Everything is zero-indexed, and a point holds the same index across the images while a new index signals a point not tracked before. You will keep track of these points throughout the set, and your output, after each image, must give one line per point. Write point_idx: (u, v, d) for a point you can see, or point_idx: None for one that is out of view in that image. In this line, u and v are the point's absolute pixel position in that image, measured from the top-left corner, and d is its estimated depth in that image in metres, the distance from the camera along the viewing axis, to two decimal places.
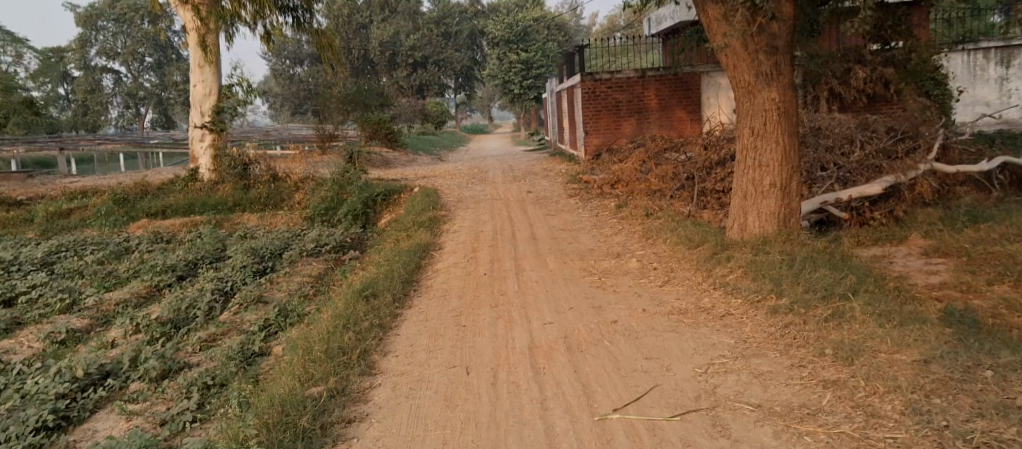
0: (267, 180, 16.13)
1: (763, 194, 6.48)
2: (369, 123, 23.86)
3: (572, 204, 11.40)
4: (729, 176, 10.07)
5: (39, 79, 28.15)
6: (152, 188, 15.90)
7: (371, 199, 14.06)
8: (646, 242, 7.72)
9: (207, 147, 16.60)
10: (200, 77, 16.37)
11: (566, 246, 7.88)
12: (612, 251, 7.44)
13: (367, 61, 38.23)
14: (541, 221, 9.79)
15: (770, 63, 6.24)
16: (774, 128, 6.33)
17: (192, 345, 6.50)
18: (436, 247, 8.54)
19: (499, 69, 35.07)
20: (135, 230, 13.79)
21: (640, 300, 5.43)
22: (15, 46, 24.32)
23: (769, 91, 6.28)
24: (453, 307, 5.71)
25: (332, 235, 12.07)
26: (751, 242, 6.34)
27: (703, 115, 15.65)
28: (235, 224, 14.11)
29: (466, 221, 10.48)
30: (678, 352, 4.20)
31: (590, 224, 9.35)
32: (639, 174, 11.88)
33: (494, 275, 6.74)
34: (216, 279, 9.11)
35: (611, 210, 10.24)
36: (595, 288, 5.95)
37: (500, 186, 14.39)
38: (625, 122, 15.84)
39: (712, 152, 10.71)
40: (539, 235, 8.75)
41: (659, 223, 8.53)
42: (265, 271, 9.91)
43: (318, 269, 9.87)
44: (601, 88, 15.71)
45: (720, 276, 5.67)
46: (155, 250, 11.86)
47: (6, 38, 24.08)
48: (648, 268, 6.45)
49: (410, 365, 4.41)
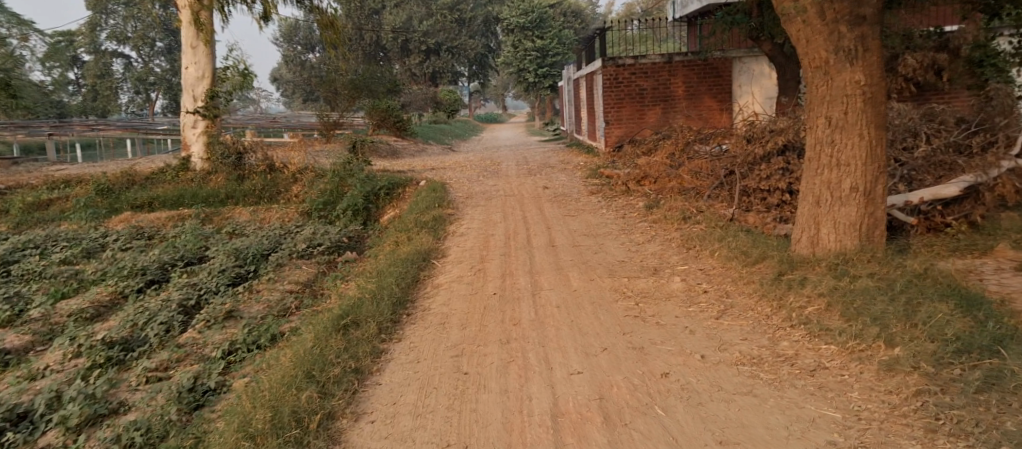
0: (263, 171, 14.97)
1: (841, 200, 5.15)
2: (377, 111, 22.64)
3: (594, 203, 10.14)
4: (775, 174, 8.77)
5: (46, 63, 27.17)
6: (140, 178, 14.83)
7: (372, 193, 12.87)
8: (686, 254, 6.48)
9: (200, 134, 15.46)
10: (192, 59, 15.22)
11: (590, 258, 6.64)
12: (647, 265, 6.20)
13: (379, 47, 36.96)
14: (560, 223, 8.58)
15: (855, 35, 4.89)
16: (858, 118, 4.99)
17: (135, 377, 5.41)
18: (437, 254, 7.33)
19: (514, 56, 33.68)
20: (116, 223, 12.72)
21: (694, 341, 4.20)
22: (22, 28, 23.55)
23: (852, 71, 4.95)
24: (452, 344, 4.51)
25: (327, 233, 10.94)
26: (824, 261, 5.07)
27: (735, 104, 14.30)
28: (225, 219, 12.99)
29: (474, 222, 9.26)
30: (765, 433, 3.01)
31: (616, 228, 8.11)
32: (669, 169, 10.60)
33: (504, 296, 5.53)
34: (189, 286, 8.00)
35: (639, 211, 8.99)
36: (632, 318, 4.73)
37: (514, 180, 13.18)
38: (648, 111, 14.52)
39: (754, 146, 9.41)
40: (558, 242, 7.52)
41: (698, 230, 7.27)
42: (245, 277, 8.80)
43: (307, 275, 8.74)
44: (624, 75, 14.41)
45: (794, 309, 4.41)
46: (132, 248, 10.78)
47: (12, 20, 23.27)
48: (695, 291, 5.20)
49: (386, 442, 3.24)
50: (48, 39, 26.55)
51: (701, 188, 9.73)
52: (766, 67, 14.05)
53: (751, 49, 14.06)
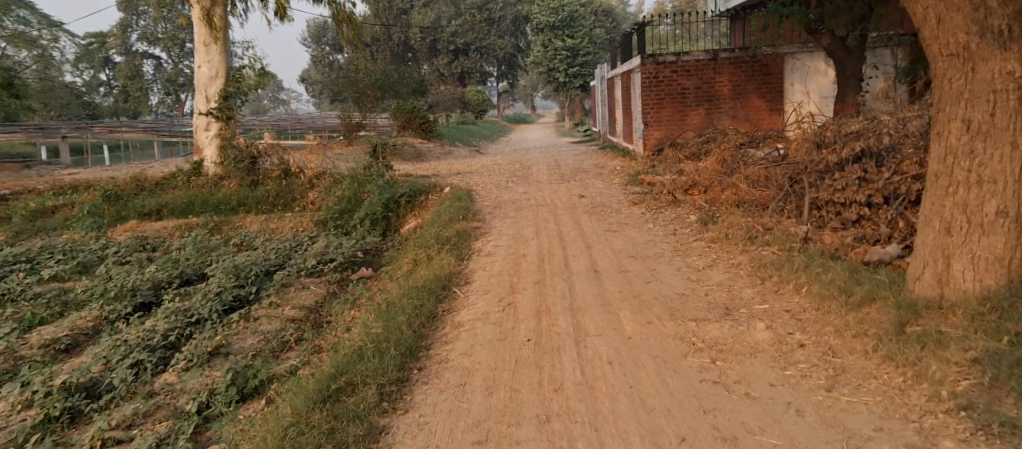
0: (277, 176, 14.09)
1: (983, 227, 3.93)
2: (402, 112, 21.79)
3: (637, 216, 9.02)
4: (850, 185, 7.54)
5: (77, 62, 26.91)
6: (149, 184, 14.10)
7: (392, 201, 11.86)
8: (761, 286, 5.30)
9: (213, 137, 14.63)
10: (205, 58, 14.40)
11: (643, 290, 5.52)
12: (714, 302, 5.04)
13: (408, 47, 36.19)
14: (601, 242, 7.48)
15: (1011, 10, 3.69)
16: (1009, 121, 3.81)
17: (88, 440, 4.59)
18: (459, 281, 6.28)
19: (543, 55, 32.58)
20: (119, 233, 11.92)
21: (807, 433, 3.10)
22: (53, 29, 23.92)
23: (1003, 59, 3.76)
24: (475, 421, 3.47)
25: (341, 246, 9.98)
26: (958, 306, 3.89)
27: (788, 104, 12.98)
28: (235, 229, 12.11)
29: (503, 237, 8.18)
30: None
31: (668, 249, 6.94)
32: (722, 177, 9.43)
33: (540, 345, 4.46)
34: (177, 314, 7.09)
35: (692, 227, 7.84)
36: (709, 386, 3.62)
37: (546, 187, 12.09)
38: (691, 112, 13.28)
39: (824, 153, 8.20)
40: (601, 266, 6.39)
41: (769, 255, 6.09)
42: (244, 300, 7.87)
43: (313, 298, 7.79)
44: (664, 73, 13.20)
45: (941, 383, 3.26)
46: (130, 263, 9.93)
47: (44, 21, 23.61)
48: (788, 343, 4.05)
49: None
50: (79, 39, 26.32)
51: (762, 199, 8.42)
52: (821, 62, 12.60)
53: (805, 43, 12.72)
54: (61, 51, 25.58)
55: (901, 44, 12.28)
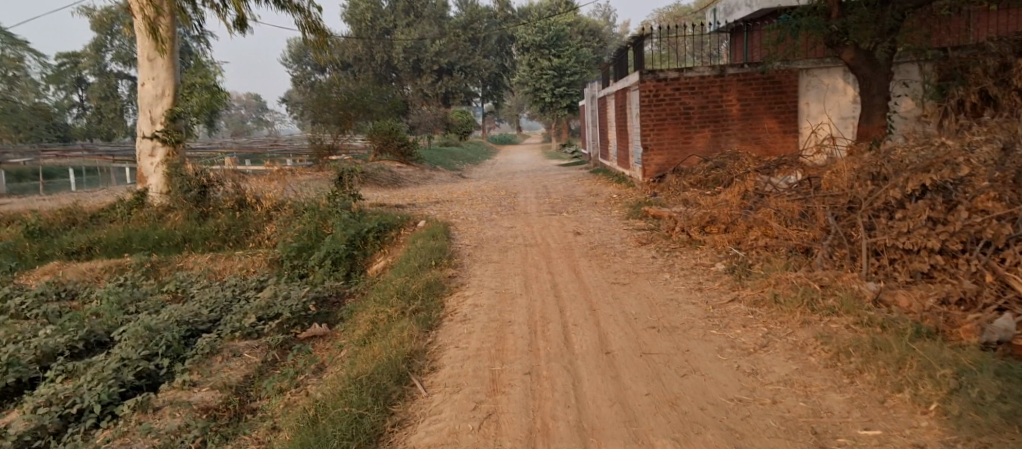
0: (230, 207, 12.26)
1: None
2: (379, 134, 20.10)
3: (648, 261, 7.40)
4: (919, 227, 5.94)
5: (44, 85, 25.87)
6: (83, 216, 12.38)
7: (358, 237, 10.11)
8: (853, 391, 3.67)
9: (158, 163, 12.86)
10: (150, 74, 12.70)
11: (681, 391, 3.87)
12: (790, 421, 3.43)
13: (390, 67, 33.86)
14: (609, 302, 5.81)
15: None
16: None
17: None
18: (422, 365, 4.64)
19: (528, 75, 31.10)
20: (37, 277, 10.20)
21: None
22: (16, 48, 23.29)
23: None
24: None
25: (290, 292, 8.30)
26: None
27: (806, 125, 11.46)
28: (173, 271, 10.37)
29: (483, 293, 6.49)
30: None
31: (699, 315, 5.30)
32: (746, 212, 7.84)
33: None
34: (47, 406, 5.36)
35: (721, 280, 6.22)
36: None
37: (537, 220, 10.49)
38: (696, 134, 11.69)
39: (878, 185, 6.61)
40: (614, 345, 4.74)
41: (843, 334, 4.45)
42: (154, 377, 6.14)
43: (241, 371, 6.06)
44: (666, 91, 11.56)
45: None
46: (33, 317, 8.21)
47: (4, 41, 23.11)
48: None
49: None
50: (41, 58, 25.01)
51: (803, 242, 6.81)
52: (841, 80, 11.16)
53: (822, 58, 11.24)
54: (28, 72, 24.31)
55: (930, 59, 10.68)
